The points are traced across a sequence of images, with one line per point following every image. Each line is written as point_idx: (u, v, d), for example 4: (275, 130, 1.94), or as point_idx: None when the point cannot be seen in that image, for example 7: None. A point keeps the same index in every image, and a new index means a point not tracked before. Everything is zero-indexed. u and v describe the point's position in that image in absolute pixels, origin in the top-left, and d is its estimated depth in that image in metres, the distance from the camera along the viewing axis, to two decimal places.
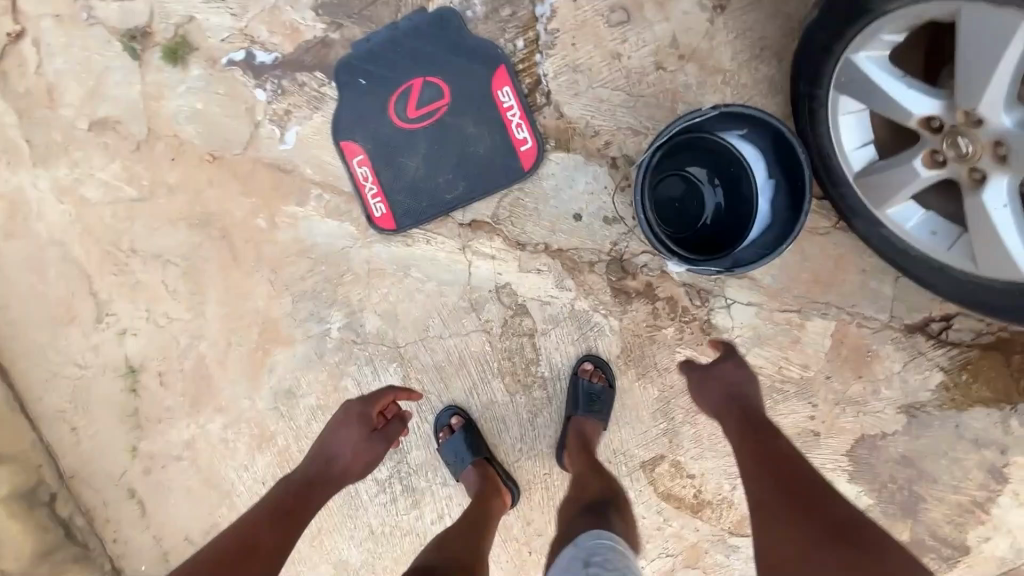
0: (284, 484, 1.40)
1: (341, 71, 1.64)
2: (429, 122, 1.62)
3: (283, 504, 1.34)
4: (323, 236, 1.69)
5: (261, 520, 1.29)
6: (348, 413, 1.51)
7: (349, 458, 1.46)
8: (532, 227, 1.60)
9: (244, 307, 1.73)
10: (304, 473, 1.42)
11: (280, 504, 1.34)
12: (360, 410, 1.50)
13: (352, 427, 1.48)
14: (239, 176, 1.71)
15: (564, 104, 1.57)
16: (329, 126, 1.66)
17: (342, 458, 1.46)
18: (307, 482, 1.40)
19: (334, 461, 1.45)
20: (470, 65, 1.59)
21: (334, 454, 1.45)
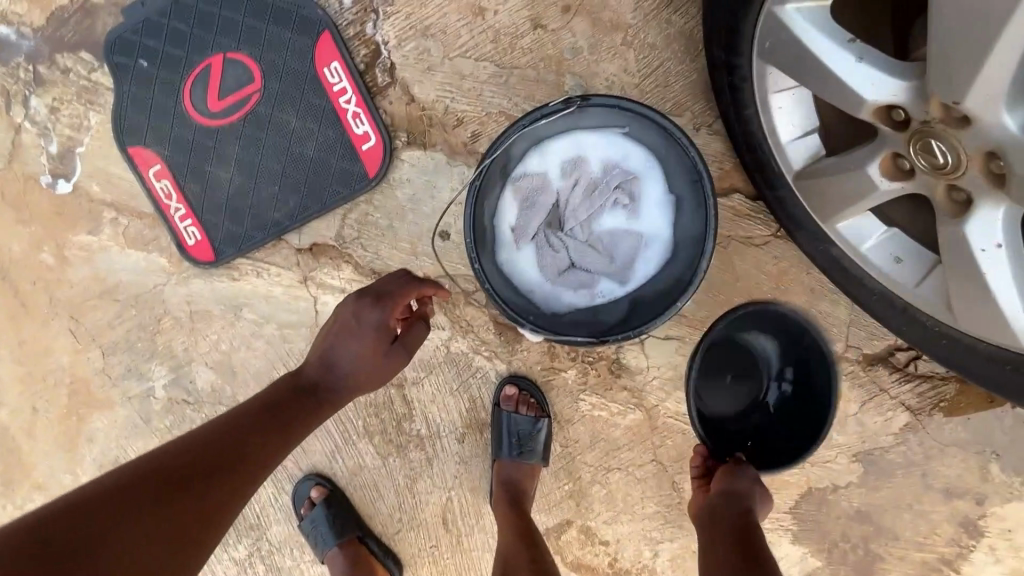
0: (271, 397, 0.97)
1: (113, 49, 1.21)
2: (239, 116, 1.20)
3: (243, 437, 0.88)
4: (128, 272, 1.31)
5: (187, 454, 0.83)
6: (366, 337, 1.01)
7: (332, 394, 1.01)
8: (389, 250, 1.23)
9: (45, 364, 1.37)
10: (283, 398, 0.97)
11: (237, 428, 0.89)
12: (386, 341, 1.03)
13: (376, 336, 1.01)
14: (8, 199, 1.31)
15: (413, 83, 1.15)
16: (111, 128, 1.24)
17: (336, 377, 1.01)
18: (281, 411, 0.95)
19: (327, 378, 1.01)
20: (284, 33, 1.17)
21: (331, 377, 1.01)
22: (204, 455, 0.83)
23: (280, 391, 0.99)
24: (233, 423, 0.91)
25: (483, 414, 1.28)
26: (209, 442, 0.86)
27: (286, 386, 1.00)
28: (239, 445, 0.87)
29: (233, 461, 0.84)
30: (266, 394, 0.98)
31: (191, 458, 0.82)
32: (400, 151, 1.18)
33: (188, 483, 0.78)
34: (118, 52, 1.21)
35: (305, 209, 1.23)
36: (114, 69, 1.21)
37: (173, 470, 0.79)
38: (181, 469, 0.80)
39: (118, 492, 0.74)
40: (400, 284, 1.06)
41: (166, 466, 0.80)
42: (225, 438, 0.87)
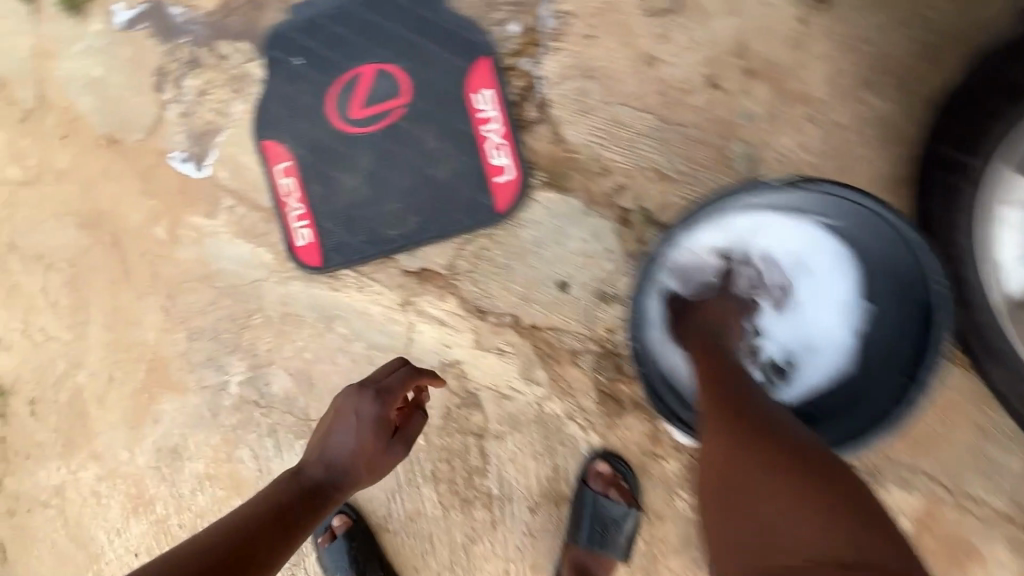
0: (273, 492, 0.90)
1: (272, 43, 1.21)
2: (378, 127, 1.17)
3: (252, 521, 0.83)
4: (231, 261, 1.29)
5: (192, 548, 0.75)
6: (369, 424, 1.00)
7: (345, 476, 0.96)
8: (499, 290, 1.15)
9: (132, 335, 1.36)
10: (288, 484, 0.92)
11: (245, 517, 0.83)
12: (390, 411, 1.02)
13: (375, 412, 1.00)
14: (138, 169, 1.32)
15: (564, 123, 1.09)
16: (251, 117, 1.24)
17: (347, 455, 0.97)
18: (290, 494, 0.90)
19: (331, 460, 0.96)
20: (442, 53, 1.13)
21: (342, 452, 0.97)
22: (209, 547, 0.76)
23: (284, 479, 0.93)
24: (233, 517, 0.84)
25: (563, 488, 1.16)
26: (212, 536, 0.79)
27: (286, 479, 0.93)
28: (250, 527, 0.81)
29: (248, 535, 0.80)
30: (266, 490, 0.91)
31: (202, 549, 0.75)
32: (535, 191, 1.11)
33: (209, 564, 0.73)
34: (275, 46, 1.21)
35: (422, 232, 1.17)
36: (268, 62, 1.22)
37: (184, 563, 0.72)
38: (193, 562, 0.72)
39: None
40: (394, 375, 1.05)
41: (175, 561, 0.72)
42: (234, 527, 0.81)
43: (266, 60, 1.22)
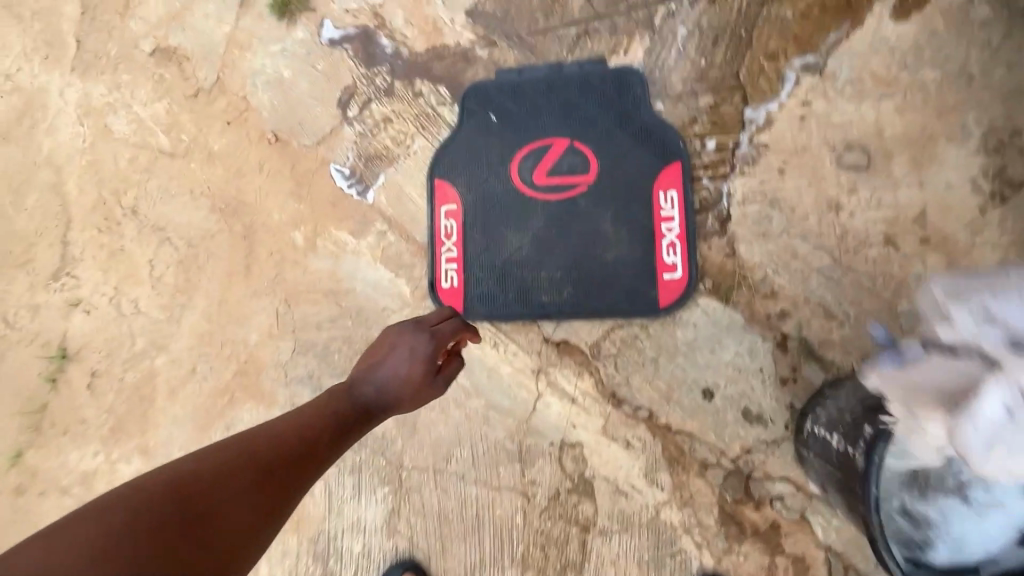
0: (310, 412, 0.87)
1: (471, 95, 1.27)
2: (556, 197, 1.21)
3: (271, 441, 0.79)
4: (365, 284, 1.27)
5: (210, 455, 0.73)
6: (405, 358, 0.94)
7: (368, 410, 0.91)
8: (641, 382, 1.14)
9: (230, 331, 1.30)
10: (319, 411, 0.88)
11: (264, 440, 0.79)
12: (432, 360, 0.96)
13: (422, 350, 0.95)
14: (295, 171, 1.32)
15: (742, 240, 1.14)
16: (430, 155, 1.28)
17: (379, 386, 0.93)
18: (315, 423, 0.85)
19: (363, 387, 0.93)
20: (636, 148, 1.20)
21: (374, 385, 0.93)
22: (225, 456, 0.73)
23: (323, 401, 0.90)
24: (254, 432, 0.80)
25: None
26: (228, 447, 0.75)
27: (331, 398, 0.91)
28: (266, 449, 0.77)
29: (259, 459, 0.75)
30: (306, 408, 0.88)
31: (217, 462, 0.71)
32: (699, 294, 1.14)
33: (219, 483, 0.68)
34: (474, 99, 1.27)
35: (575, 305, 1.17)
36: (462, 111, 1.27)
37: (194, 472, 0.68)
38: (209, 473, 0.69)
39: (125, 497, 0.61)
40: (449, 321, 0.99)
41: (180, 469, 0.68)
42: (249, 443, 0.77)
43: (460, 108, 1.28)
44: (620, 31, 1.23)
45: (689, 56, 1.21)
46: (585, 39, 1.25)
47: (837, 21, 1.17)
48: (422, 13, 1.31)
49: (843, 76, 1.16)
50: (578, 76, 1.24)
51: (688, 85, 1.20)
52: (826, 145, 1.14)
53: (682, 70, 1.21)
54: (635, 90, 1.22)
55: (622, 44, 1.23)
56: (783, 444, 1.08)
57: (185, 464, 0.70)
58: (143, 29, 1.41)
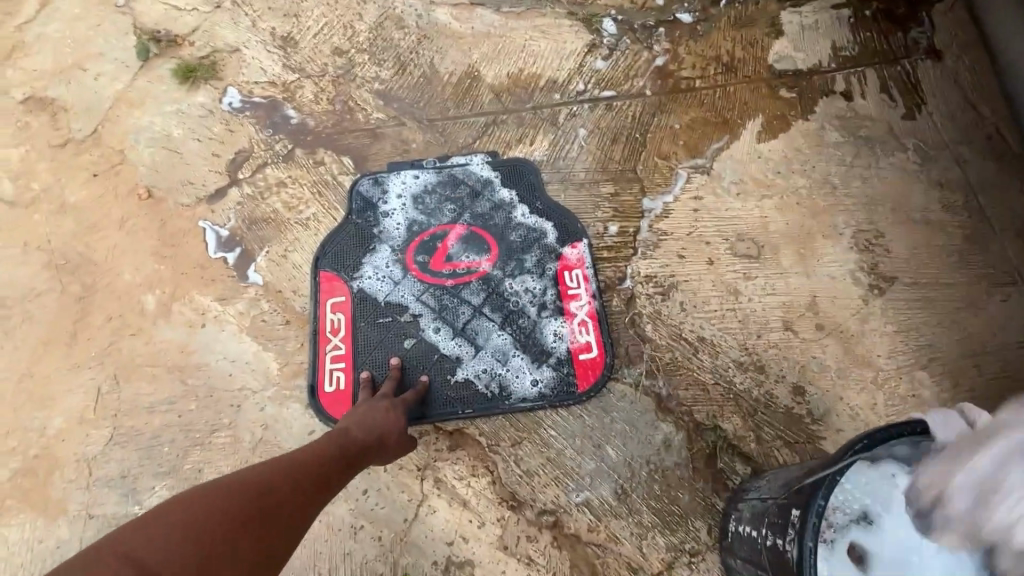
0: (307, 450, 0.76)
1: (364, 182, 1.21)
2: (461, 280, 1.11)
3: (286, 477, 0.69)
4: (223, 358, 1.05)
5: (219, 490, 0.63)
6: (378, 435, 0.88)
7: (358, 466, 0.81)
8: (544, 479, 0.97)
9: (24, 414, 1.00)
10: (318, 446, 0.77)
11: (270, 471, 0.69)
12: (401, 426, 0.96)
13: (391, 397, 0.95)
14: (163, 230, 1.16)
15: (649, 321, 1.09)
16: (315, 238, 1.16)
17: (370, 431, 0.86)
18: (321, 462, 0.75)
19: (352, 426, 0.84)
20: (535, 230, 1.17)
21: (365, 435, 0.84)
22: (241, 496, 0.63)
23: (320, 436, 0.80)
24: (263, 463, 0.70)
25: None
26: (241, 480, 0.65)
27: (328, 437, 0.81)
28: (275, 486, 0.67)
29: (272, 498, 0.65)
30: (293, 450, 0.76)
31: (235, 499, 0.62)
32: (612, 380, 1.04)
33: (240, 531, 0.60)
34: (364, 190, 1.20)
35: (481, 402, 1.02)
36: (351, 202, 1.19)
37: (204, 515, 0.59)
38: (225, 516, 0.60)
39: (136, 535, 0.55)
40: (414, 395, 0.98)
41: (187, 510, 0.59)
42: (256, 478, 0.67)
43: (350, 197, 1.20)
44: (527, 123, 1.29)
45: (592, 149, 1.26)
46: (494, 128, 1.28)
47: (719, 133, 1.29)
48: (333, 92, 1.31)
49: (729, 176, 1.24)
50: (471, 168, 1.23)
51: (591, 174, 1.23)
52: (720, 236, 1.17)
53: (585, 160, 1.25)
54: (531, 179, 1.22)
55: (528, 134, 1.28)
56: (709, 556, 0.93)
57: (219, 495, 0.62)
58: (18, 76, 1.29)
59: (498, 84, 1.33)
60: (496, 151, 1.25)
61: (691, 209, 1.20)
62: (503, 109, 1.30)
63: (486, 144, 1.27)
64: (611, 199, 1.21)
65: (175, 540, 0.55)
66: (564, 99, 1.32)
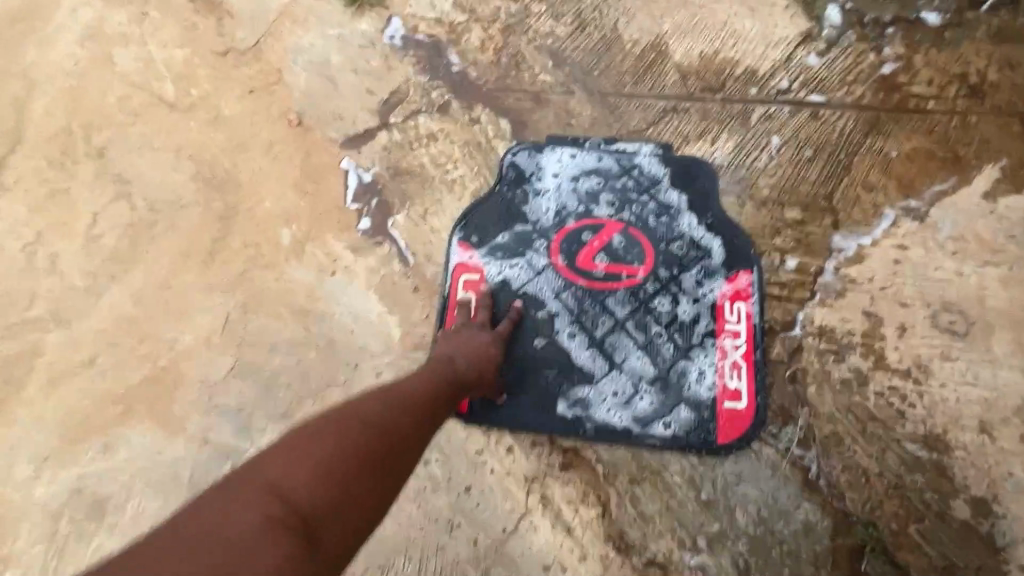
0: (420, 388, 0.75)
1: (519, 151, 1.10)
2: (605, 286, 1.00)
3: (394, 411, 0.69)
4: (346, 312, 1.02)
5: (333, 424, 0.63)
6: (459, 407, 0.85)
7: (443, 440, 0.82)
8: (660, 529, 0.88)
9: (158, 324, 1.01)
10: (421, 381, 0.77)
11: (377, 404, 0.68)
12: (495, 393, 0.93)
13: (496, 348, 0.90)
14: (308, 163, 1.12)
15: (813, 382, 0.94)
16: (458, 203, 1.08)
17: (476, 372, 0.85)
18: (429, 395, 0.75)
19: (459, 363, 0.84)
20: (699, 246, 1.02)
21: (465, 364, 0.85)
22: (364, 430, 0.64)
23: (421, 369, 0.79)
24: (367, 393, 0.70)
25: None
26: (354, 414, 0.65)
27: (436, 371, 0.80)
28: (392, 422, 0.68)
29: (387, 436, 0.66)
30: (406, 385, 0.75)
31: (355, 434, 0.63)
32: (757, 440, 0.91)
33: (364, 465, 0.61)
34: (518, 161, 1.09)
35: (604, 427, 0.92)
36: (502, 172, 1.09)
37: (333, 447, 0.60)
38: (348, 451, 0.61)
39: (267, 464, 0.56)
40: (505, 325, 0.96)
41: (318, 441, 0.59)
42: (375, 411, 0.67)
43: (501, 166, 1.10)
44: (711, 118, 1.11)
45: (782, 163, 1.07)
46: (671, 116, 1.12)
47: (945, 172, 1.06)
48: (501, 42, 1.18)
49: (946, 228, 1.02)
50: (639, 158, 1.09)
51: (775, 193, 1.06)
52: (921, 300, 0.98)
53: (771, 175, 1.07)
54: (705, 186, 1.06)
55: (710, 132, 1.11)
56: None
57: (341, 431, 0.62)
58: None
59: (685, 64, 1.15)
60: (670, 144, 1.10)
61: (890, 259, 1.01)
62: (686, 95, 1.13)
63: (659, 134, 1.11)
64: (794, 228, 1.03)
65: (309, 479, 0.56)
66: (760, 95, 1.13)
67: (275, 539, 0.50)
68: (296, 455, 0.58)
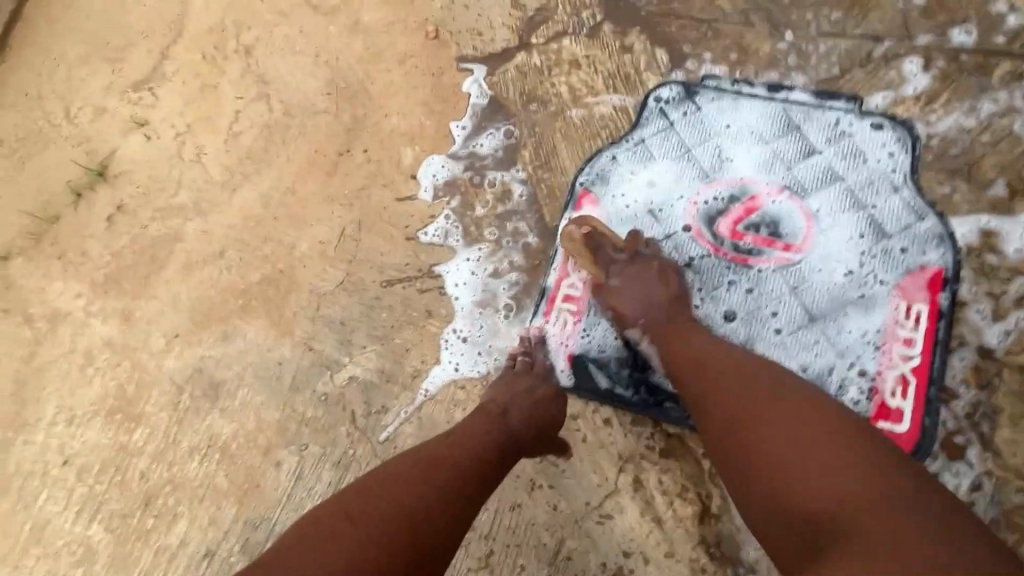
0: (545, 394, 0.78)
1: (667, 92, 0.95)
2: (748, 262, 0.85)
3: (438, 485, 0.59)
4: (477, 246, 0.96)
5: (331, 511, 0.56)
6: (532, 385, 0.79)
7: (541, 430, 0.75)
8: (765, 545, 0.77)
9: (281, 227, 1.03)
10: (472, 443, 0.67)
11: (420, 470, 0.60)
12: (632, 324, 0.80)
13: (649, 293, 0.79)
14: (437, 80, 1.05)
15: (1005, 425, 0.75)
16: (589, 145, 0.96)
17: (533, 426, 0.74)
18: (480, 464, 0.65)
19: (511, 418, 0.73)
20: (878, 229, 0.83)
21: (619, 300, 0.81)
22: (470, 440, 0.67)
23: (462, 430, 0.69)
24: (397, 459, 0.62)
25: None
26: (389, 480, 0.59)
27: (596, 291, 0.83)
28: (514, 421, 0.73)
29: (482, 449, 0.67)
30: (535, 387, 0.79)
31: (383, 506, 0.56)
32: None
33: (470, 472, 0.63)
34: (663, 102, 0.94)
35: None
36: (642, 113, 0.95)
37: (446, 460, 0.63)
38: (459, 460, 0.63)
39: (387, 474, 0.60)
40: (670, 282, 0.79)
41: (429, 454, 0.63)
42: (487, 424, 0.71)
43: (644, 105, 0.95)
44: (932, 74, 0.88)
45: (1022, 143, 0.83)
46: (876, 66, 0.90)
47: None
48: None
49: None
50: (815, 113, 0.89)
51: (1006, 178, 0.82)
52: None
53: (1003, 156, 0.83)
54: (899, 156, 0.85)
55: (927, 91, 0.87)
56: None
57: (449, 441, 0.66)
58: None
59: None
60: (860, 98, 0.89)
61: None
62: (903, 42, 0.90)
63: (855, 86, 0.90)
64: (1007, 220, 0.81)
65: (419, 480, 0.59)
66: (1011, 48, 0.87)
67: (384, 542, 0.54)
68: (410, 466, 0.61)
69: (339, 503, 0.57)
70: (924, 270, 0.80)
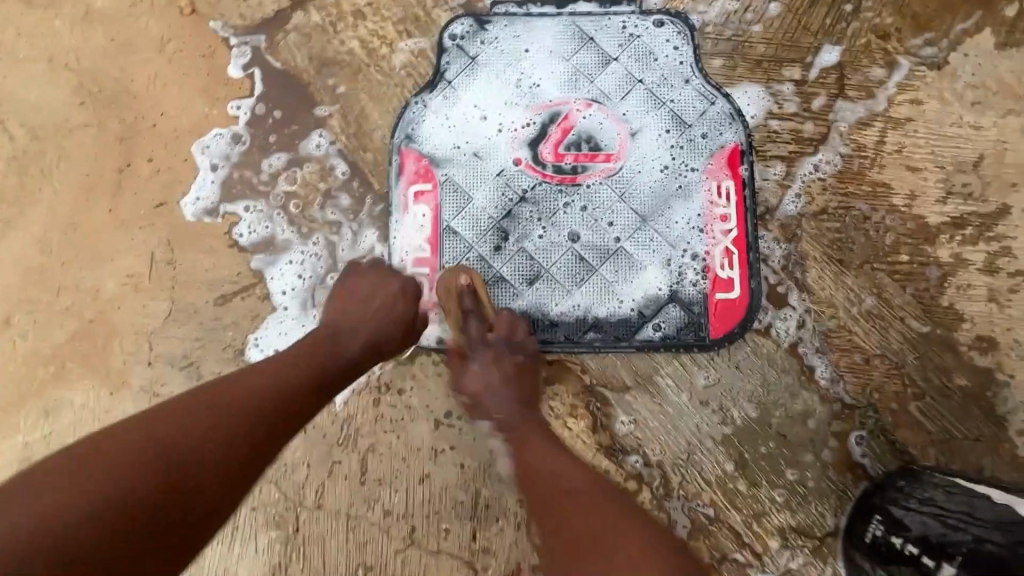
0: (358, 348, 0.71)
1: (458, 29, 0.91)
2: (578, 179, 0.87)
3: (235, 429, 0.56)
4: (306, 235, 0.89)
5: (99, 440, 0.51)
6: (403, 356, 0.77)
7: None
8: (654, 432, 0.84)
9: (74, 271, 0.88)
10: (284, 384, 0.62)
11: (215, 407, 0.56)
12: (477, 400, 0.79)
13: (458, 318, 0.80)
14: (210, 61, 0.92)
15: (812, 267, 0.86)
16: (397, 99, 0.91)
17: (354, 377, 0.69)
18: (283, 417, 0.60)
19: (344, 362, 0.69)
20: (681, 119, 0.88)
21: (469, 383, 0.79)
22: (282, 384, 0.62)
23: (285, 363, 0.64)
24: (191, 394, 0.57)
25: None
26: (173, 410, 0.54)
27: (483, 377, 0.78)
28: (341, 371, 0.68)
29: (296, 397, 0.62)
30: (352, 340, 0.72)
31: (130, 452, 0.50)
32: (753, 331, 0.85)
33: (269, 423, 0.58)
34: (458, 39, 0.91)
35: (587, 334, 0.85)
36: (442, 56, 0.91)
37: (250, 407, 0.58)
38: (263, 404, 0.59)
39: (177, 415, 0.54)
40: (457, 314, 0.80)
41: (236, 397, 0.58)
42: (309, 369, 0.65)
43: (439, 47, 0.91)
44: None
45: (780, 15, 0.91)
46: None
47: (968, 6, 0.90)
48: None
49: (964, 76, 0.89)
50: (602, 21, 0.91)
51: (773, 49, 0.90)
52: (934, 163, 0.87)
53: (768, 29, 0.91)
54: (683, 47, 0.90)
55: None
56: (831, 544, 0.81)
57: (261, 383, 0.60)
58: None
59: None
60: None
61: (900, 118, 0.88)
62: None
63: None
64: (754, 89, 0.90)
65: (210, 425, 0.55)
66: None
67: (150, 497, 0.49)
68: (204, 406, 0.56)
69: (107, 439, 0.51)
70: (726, 148, 0.87)
